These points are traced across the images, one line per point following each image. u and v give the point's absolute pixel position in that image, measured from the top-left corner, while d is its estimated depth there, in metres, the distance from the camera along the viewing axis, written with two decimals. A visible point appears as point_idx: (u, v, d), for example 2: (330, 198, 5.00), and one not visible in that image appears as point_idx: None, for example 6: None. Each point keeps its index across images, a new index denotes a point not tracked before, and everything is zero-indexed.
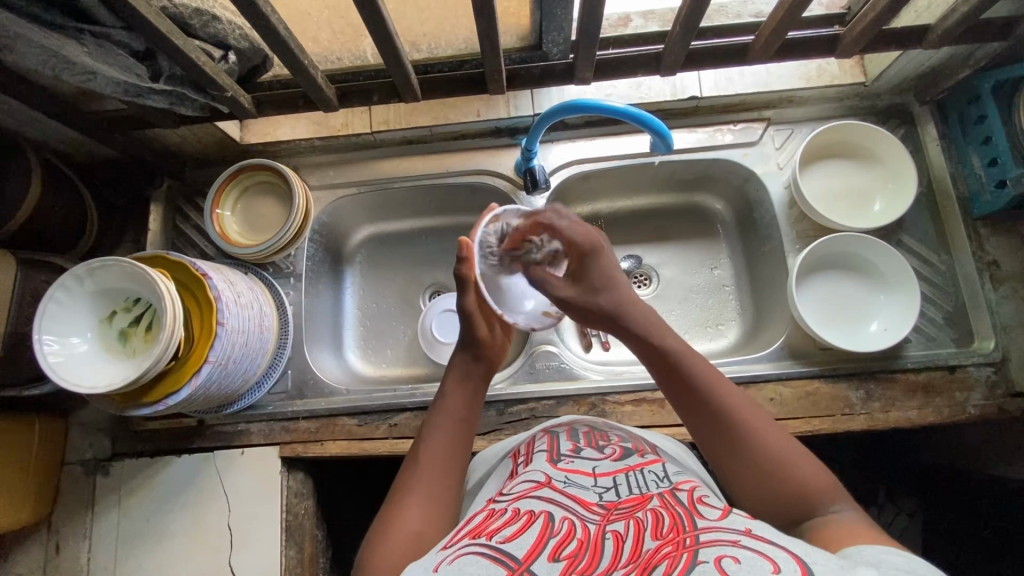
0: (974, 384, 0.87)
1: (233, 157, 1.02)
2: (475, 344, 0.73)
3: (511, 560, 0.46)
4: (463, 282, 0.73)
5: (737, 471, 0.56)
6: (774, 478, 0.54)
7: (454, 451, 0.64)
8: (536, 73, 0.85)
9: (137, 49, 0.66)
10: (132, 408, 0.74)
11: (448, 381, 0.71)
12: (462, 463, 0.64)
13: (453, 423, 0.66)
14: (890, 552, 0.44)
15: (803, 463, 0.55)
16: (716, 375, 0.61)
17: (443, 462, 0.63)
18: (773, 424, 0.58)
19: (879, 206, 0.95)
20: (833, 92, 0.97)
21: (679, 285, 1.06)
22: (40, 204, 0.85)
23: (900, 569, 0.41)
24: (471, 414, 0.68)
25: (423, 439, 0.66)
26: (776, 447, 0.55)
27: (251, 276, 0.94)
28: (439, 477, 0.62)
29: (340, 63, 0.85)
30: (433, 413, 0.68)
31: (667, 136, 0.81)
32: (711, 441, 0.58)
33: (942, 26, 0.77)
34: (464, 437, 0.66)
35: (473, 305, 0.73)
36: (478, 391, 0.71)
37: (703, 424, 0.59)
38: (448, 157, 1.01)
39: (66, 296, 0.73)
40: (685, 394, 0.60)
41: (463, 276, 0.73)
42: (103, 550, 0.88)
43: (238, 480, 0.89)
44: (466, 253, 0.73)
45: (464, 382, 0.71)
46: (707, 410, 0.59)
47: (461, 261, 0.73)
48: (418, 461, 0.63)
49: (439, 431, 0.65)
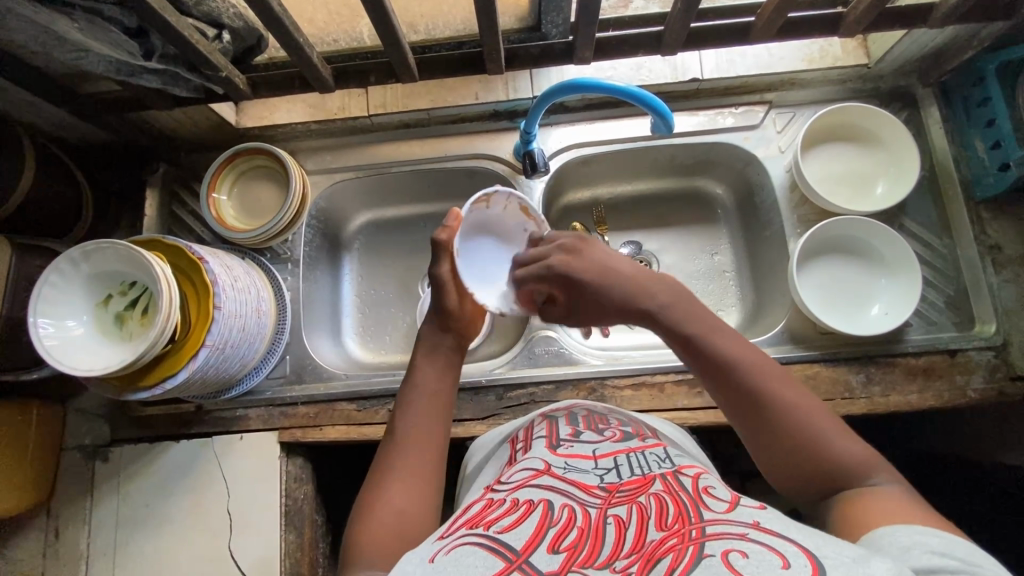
0: (975, 367, 0.87)
1: (229, 141, 1.01)
2: (443, 315, 0.72)
3: (509, 551, 0.46)
4: (438, 251, 0.73)
5: (769, 449, 0.56)
6: (807, 456, 0.54)
7: (430, 425, 0.64)
8: (535, 53, 0.83)
9: (129, 26, 0.64)
10: (129, 391, 0.73)
11: (418, 354, 0.70)
12: (442, 436, 0.64)
13: (427, 397, 0.66)
14: (924, 532, 0.45)
15: (839, 437, 0.54)
16: (746, 353, 0.59)
17: (421, 437, 0.63)
18: (805, 394, 0.57)
19: (881, 189, 0.95)
20: (835, 75, 0.96)
21: (679, 270, 1.06)
22: (35, 189, 0.84)
23: (935, 552, 0.42)
24: (445, 385, 0.68)
25: (400, 414, 0.65)
26: (811, 423, 0.55)
27: (248, 260, 0.93)
28: (418, 453, 0.62)
29: (337, 45, 0.84)
30: (407, 388, 0.67)
31: (667, 116, 0.79)
32: (746, 423, 0.57)
33: (946, 5, 0.76)
34: (442, 410, 0.66)
35: (448, 273, 0.73)
36: (449, 363, 0.70)
37: (733, 403, 0.58)
38: (447, 140, 1.00)
39: (60, 279, 0.72)
40: (716, 375, 0.59)
41: (441, 244, 0.73)
42: (103, 534, 0.88)
43: (238, 465, 0.88)
44: (451, 222, 0.73)
45: (434, 355, 0.70)
46: (738, 392, 0.57)
47: (444, 228, 0.73)
48: (397, 437, 0.63)
49: (414, 407, 0.65)
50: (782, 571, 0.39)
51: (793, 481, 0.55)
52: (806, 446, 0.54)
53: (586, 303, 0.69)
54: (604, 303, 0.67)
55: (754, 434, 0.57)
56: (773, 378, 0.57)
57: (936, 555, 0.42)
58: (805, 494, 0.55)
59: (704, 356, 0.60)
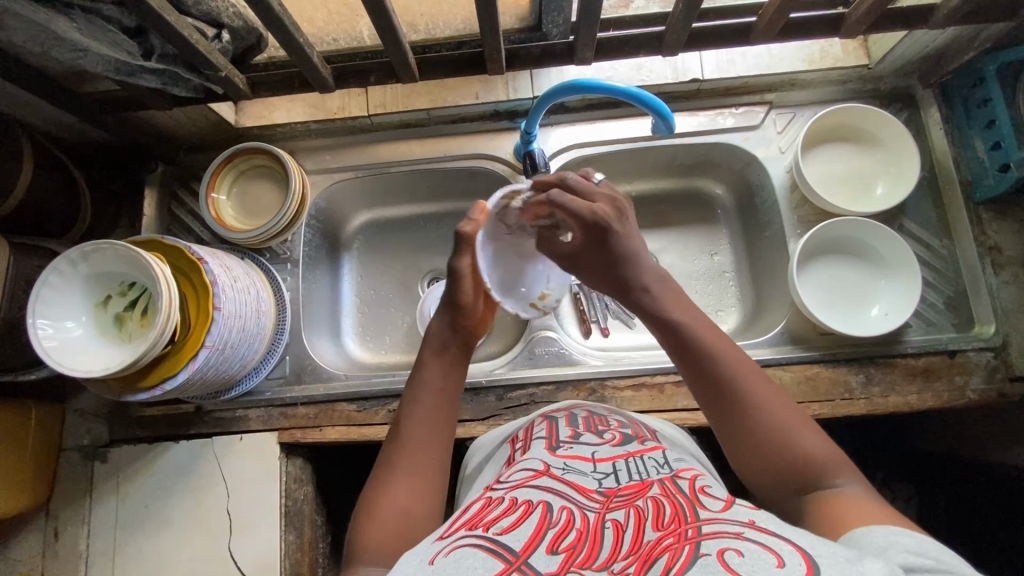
0: (974, 368, 0.87)
1: (228, 141, 1.01)
2: (454, 309, 0.68)
3: (509, 551, 0.46)
4: (461, 243, 0.67)
5: (732, 437, 0.57)
6: (766, 450, 0.55)
7: (434, 424, 0.63)
8: (535, 53, 0.83)
9: (127, 25, 0.64)
10: (130, 393, 0.73)
11: (425, 353, 0.68)
12: (446, 435, 0.64)
13: (432, 396, 0.65)
14: (898, 533, 0.44)
15: (805, 439, 0.55)
16: (735, 360, 0.59)
17: (424, 437, 0.62)
18: (784, 402, 0.57)
19: (881, 190, 0.94)
20: (835, 75, 0.96)
21: (679, 271, 1.06)
22: (33, 188, 0.83)
23: (911, 551, 0.42)
24: (451, 384, 0.66)
25: (403, 414, 0.64)
26: (775, 421, 0.55)
27: (248, 261, 0.93)
28: (421, 453, 0.61)
29: (336, 44, 0.84)
30: (412, 386, 0.66)
31: (668, 117, 0.79)
32: (726, 429, 0.57)
33: (947, 6, 0.76)
34: (446, 409, 0.65)
35: (468, 268, 0.67)
36: (458, 362, 0.68)
37: (701, 390, 0.59)
38: (447, 140, 1.00)
39: (60, 279, 0.72)
40: (688, 361, 0.60)
41: (465, 236, 0.67)
42: (102, 535, 0.88)
43: (238, 466, 0.88)
44: (477, 214, 0.67)
45: (440, 355, 0.67)
46: (708, 380, 0.59)
47: (468, 221, 0.67)
48: (400, 437, 0.62)
49: (418, 406, 0.64)
50: (777, 570, 0.39)
51: (751, 471, 0.56)
52: (767, 440, 0.55)
53: (599, 261, 0.66)
54: (618, 271, 0.65)
55: (719, 420, 0.58)
56: (748, 374, 0.58)
57: (912, 553, 0.42)
58: (761, 485, 0.56)
59: (680, 344, 0.61)
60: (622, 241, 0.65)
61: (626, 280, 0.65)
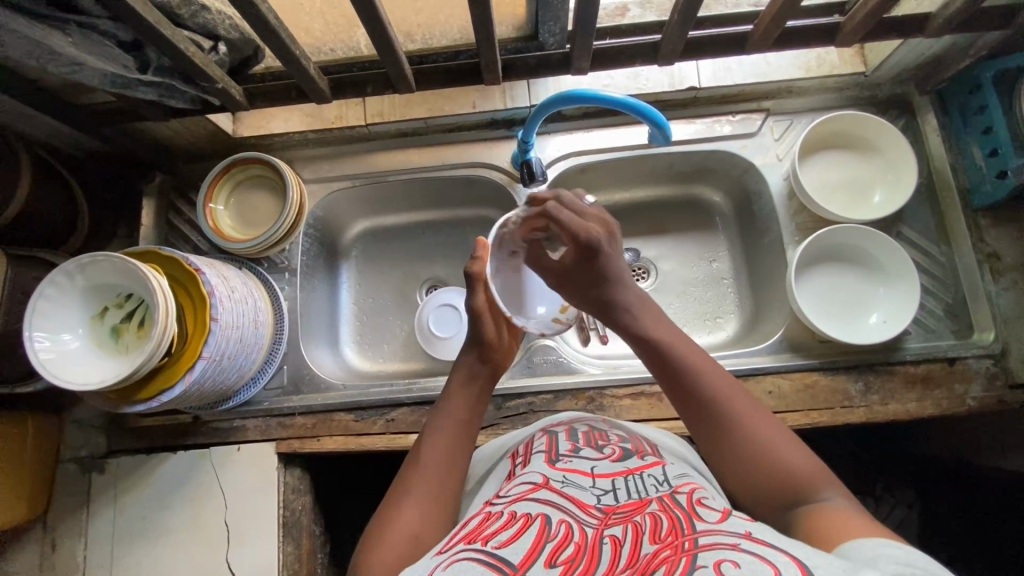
0: (974, 376, 0.87)
1: (225, 151, 1.01)
2: (481, 345, 0.73)
3: (507, 565, 0.46)
4: (472, 281, 0.75)
5: (713, 441, 0.59)
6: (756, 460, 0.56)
7: (455, 449, 0.65)
8: (532, 64, 0.83)
9: (124, 40, 0.65)
10: (125, 404, 0.73)
11: (454, 382, 0.71)
12: (461, 464, 0.64)
13: (454, 423, 0.67)
14: (891, 544, 0.44)
15: (781, 443, 0.57)
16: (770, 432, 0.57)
17: (442, 463, 0.63)
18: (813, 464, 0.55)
19: (878, 197, 0.95)
20: (833, 83, 0.96)
21: (677, 278, 1.06)
22: (31, 199, 0.83)
23: (900, 561, 0.41)
24: (475, 414, 0.69)
25: (423, 442, 0.65)
26: (734, 409, 0.59)
27: (245, 270, 0.93)
28: (439, 477, 0.62)
29: (333, 54, 0.84)
30: (436, 413, 0.68)
31: (665, 126, 0.80)
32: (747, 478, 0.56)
33: (944, 13, 0.76)
34: (466, 438, 0.66)
35: (484, 303, 0.74)
36: (482, 394, 0.71)
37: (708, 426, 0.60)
38: (445, 149, 1.00)
39: (58, 291, 0.71)
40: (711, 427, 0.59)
41: (474, 274, 0.75)
42: (100, 548, 0.87)
43: (235, 477, 0.88)
44: (480, 253, 0.77)
45: (469, 385, 0.70)
46: (671, 375, 0.63)
47: (474, 261, 0.76)
48: (417, 464, 0.63)
49: (441, 432, 0.66)
50: None
51: (719, 460, 0.58)
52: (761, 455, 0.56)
53: (584, 277, 0.70)
54: (599, 286, 0.69)
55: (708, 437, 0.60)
56: (710, 368, 0.62)
57: (900, 564, 0.41)
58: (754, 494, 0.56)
59: (706, 412, 0.60)
60: (608, 260, 0.68)
61: (604, 294, 0.68)
